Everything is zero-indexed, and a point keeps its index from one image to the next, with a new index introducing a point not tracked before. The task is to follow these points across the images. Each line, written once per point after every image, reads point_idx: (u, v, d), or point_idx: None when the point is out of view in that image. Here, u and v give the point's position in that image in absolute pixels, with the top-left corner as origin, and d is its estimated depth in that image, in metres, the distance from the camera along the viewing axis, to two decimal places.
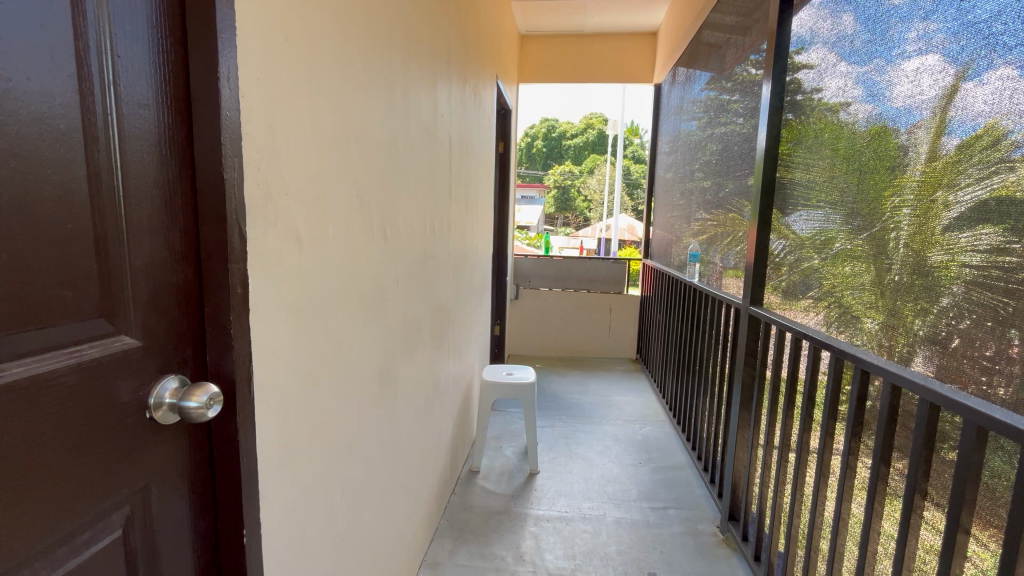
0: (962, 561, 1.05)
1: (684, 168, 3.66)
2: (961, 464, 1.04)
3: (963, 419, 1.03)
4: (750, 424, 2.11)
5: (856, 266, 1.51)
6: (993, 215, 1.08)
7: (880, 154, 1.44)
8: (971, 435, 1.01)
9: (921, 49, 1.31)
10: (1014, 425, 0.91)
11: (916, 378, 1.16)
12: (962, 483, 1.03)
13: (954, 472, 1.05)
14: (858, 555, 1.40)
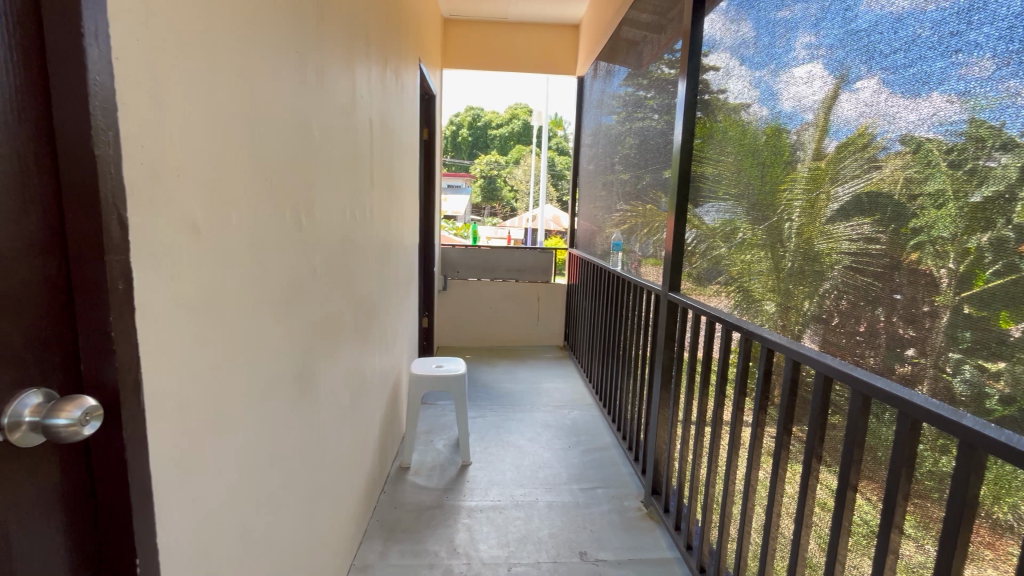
0: (849, 514, 1.19)
1: (605, 160, 3.79)
2: (849, 429, 1.17)
3: (851, 389, 1.16)
4: (669, 404, 2.25)
5: (757, 254, 1.65)
6: (865, 207, 1.22)
7: (775, 152, 1.57)
8: (857, 402, 1.14)
9: (809, 57, 1.44)
10: (890, 391, 1.03)
11: (811, 353, 1.29)
12: (851, 447, 1.16)
13: (844, 437, 1.18)
14: (764, 516, 1.54)
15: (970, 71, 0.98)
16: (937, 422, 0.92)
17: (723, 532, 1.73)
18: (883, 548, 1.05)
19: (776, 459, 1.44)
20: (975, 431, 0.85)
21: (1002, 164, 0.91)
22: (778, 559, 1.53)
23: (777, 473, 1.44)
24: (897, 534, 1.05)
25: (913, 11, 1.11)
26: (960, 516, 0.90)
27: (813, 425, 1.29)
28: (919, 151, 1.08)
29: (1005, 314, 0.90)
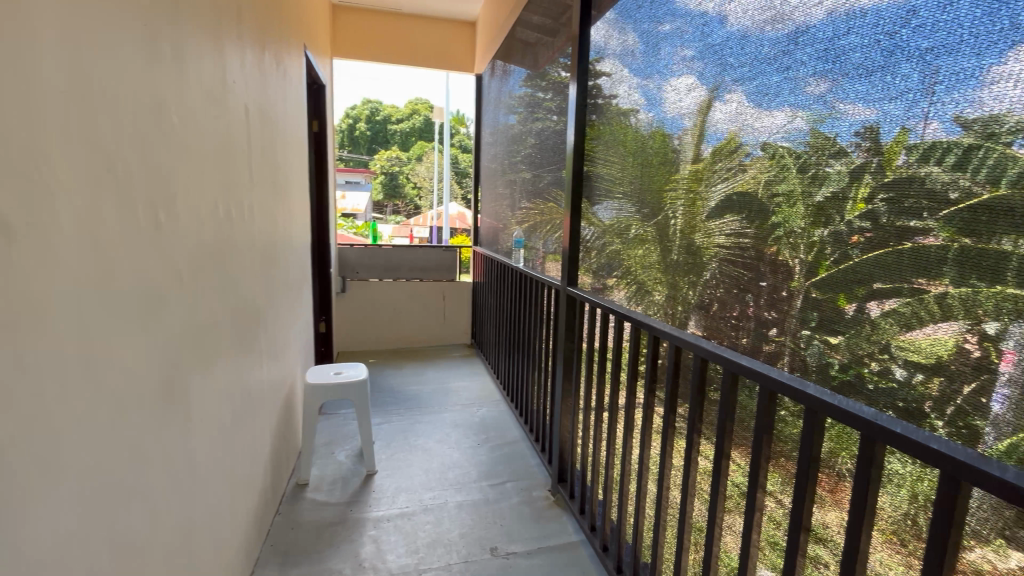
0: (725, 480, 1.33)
1: (506, 158, 3.85)
2: (723, 404, 1.31)
3: (723, 368, 1.28)
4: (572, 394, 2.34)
5: (647, 249, 1.77)
6: (735, 206, 1.36)
7: (661, 154, 1.70)
8: (728, 380, 1.28)
9: (686, 70, 1.58)
10: (754, 368, 1.16)
11: (691, 338, 1.41)
12: (722, 420, 1.29)
13: (720, 412, 1.31)
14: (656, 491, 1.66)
15: (812, 90, 1.13)
16: (791, 392, 1.05)
17: (622, 510, 1.85)
18: (751, 506, 1.19)
19: (665, 436, 1.57)
20: (819, 398, 0.98)
21: (836, 169, 1.06)
22: (670, 528, 1.67)
23: (665, 449, 1.57)
24: (761, 492, 1.20)
25: (767, 34, 1.25)
26: (808, 471, 1.03)
27: (694, 403, 1.42)
28: (775, 157, 1.23)
29: (841, 295, 1.05)
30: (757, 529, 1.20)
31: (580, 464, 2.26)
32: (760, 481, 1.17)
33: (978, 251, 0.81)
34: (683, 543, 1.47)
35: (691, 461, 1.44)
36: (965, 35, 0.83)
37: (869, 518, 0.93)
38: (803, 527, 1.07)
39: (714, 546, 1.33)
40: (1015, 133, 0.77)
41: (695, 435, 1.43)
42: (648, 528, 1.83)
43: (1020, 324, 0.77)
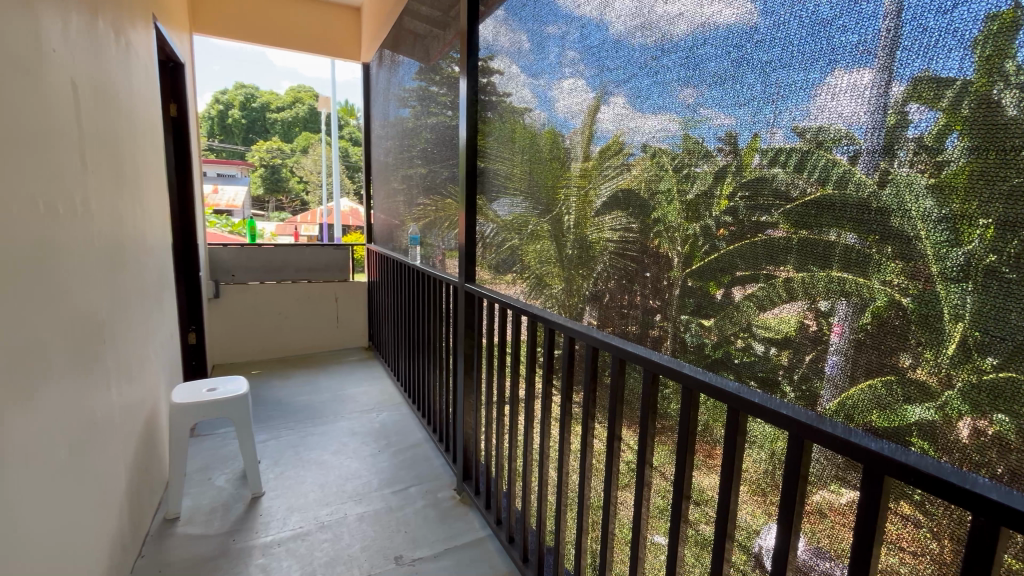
0: (618, 460, 1.41)
1: (400, 153, 3.72)
2: (614, 388, 1.38)
3: (612, 355, 1.36)
4: (474, 390, 2.34)
5: (543, 244, 1.83)
6: (622, 202, 1.45)
7: (553, 153, 1.76)
8: (617, 366, 1.36)
9: (573, 72, 1.64)
10: (639, 352, 1.25)
11: (582, 329, 1.48)
12: (613, 403, 1.37)
13: (612, 396, 1.39)
14: (556, 477, 1.73)
15: (681, 96, 1.23)
16: (671, 373, 1.15)
17: (525, 500, 1.90)
18: (641, 481, 1.28)
19: (563, 423, 1.63)
20: (694, 376, 1.08)
21: (704, 170, 1.17)
22: (570, 511, 1.75)
23: (565, 435, 1.63)
24: (648, 468, 1.29)
25: (641, 42, 1.34)
26: (688, 442, 1.13)
27: (589, 390, 1.49)
28: (654, 158, 1.32)
29: (712, 283, 1.17)
30: (646, 503, 1.29)
31: (484, 460, 2.27)
32: (648, 456, 1.26)
33: (813, 241, 0.95)
34: (583, 524, 1.54)
35: (588, 445, 1.51)
36: (797, 55, 0.96)
37: (737, 479, 1.04)
38: (685, 495, 1.17)
39: (610, 524, 1.41)
40: (836, 141, 0.91)
41: (590, 420, 1.50)
42: (551, 514, 1.89)
43: (844, 301, 0.91)
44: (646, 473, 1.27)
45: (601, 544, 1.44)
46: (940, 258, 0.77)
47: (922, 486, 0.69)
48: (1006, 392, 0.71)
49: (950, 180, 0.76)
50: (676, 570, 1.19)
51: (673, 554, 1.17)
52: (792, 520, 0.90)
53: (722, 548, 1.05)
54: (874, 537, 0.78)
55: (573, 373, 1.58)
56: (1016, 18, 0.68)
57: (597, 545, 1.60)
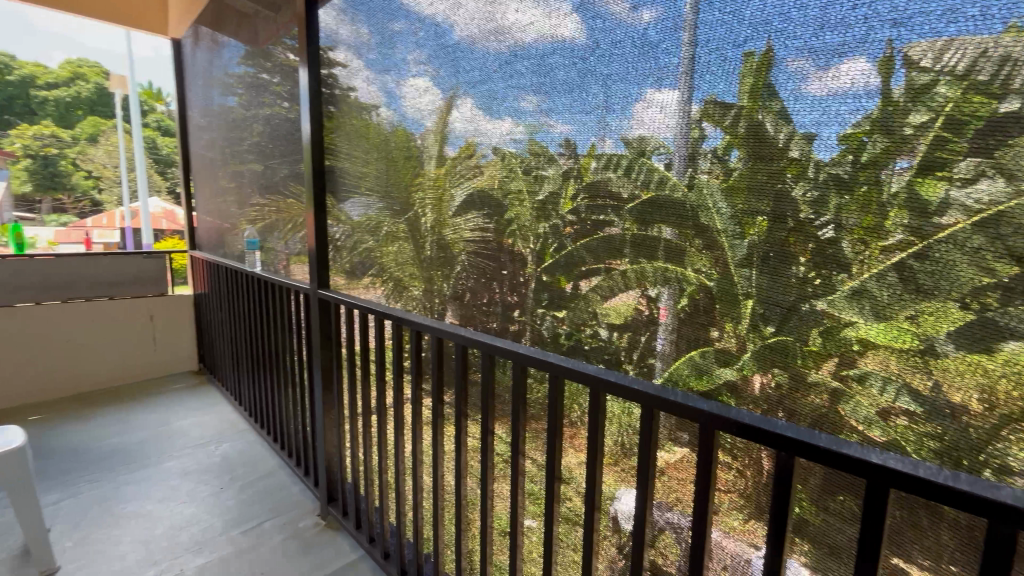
0: (491, 454, 1.44)
1: (226, 146, 3.26)
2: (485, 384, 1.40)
3: (481, 351, 1.38)
4: (334, 405, 2.17)
5: (401, 246, 1.78)
6: (478, 203, 1.48)
7: (406, 152, 1.72)
8: (486, 361, 1.37)
9: (422, 71, 1.63)
10: (506, 345, 1.29)
11: (448, 327, 1.46)
12: (485, 398, 1.38)
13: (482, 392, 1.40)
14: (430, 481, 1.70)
15: (528, 103, 1.31)
16: (536, 363, 1.20)
17: (399, 512, 1.83)
18: (516, 471, 1.32)
19: (435, 425, 1.61)
20: (558, 364, 1.15)
21: (550, 172, 1.26)
22: (448, 514, 1.74)
23: (437, 437, 1.61)
24: (521, 457, 1.34)
25: (491, 48, 1.39)
26: (556, 427, 1.20)
27: (460, 389, 1.49)
28: (504, 161, 1.38)
29: (563, 277, 1.27)
30: (520, 491, 1.34)
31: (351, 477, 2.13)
32: (521, 446, 1.30)
33: (643, 237, 1.09)
34: (461, 524, 1.54)
35: (461, 445, 1.51)
36: (626, 71, 1.09)
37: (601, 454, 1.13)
38: (557, 477, 1.24)
39: (488, 518, 1.44)
40: (655, 151, 1.05)
41: (463, 418, 1.51)
42: (426, 521, 1.86)
43: (666, 287, 1.07)
44: (520, 463, 1.32)
45: (481, 540, 1.46)
46: (733, 247, 0.95)
47: (743, 434, 0.83)
48: (782, 351, 0.90)
49: (737, 185, 0.93)
50: (553, 548, 1.27)
51: (550, 535, 1.24)
52: (648, 485, 1.00)
53: (592, 522, 1.13)
54: (710, 484, 0.92)
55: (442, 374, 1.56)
56: (777, 58, 0.87)
57: (477, 541, 1.62)
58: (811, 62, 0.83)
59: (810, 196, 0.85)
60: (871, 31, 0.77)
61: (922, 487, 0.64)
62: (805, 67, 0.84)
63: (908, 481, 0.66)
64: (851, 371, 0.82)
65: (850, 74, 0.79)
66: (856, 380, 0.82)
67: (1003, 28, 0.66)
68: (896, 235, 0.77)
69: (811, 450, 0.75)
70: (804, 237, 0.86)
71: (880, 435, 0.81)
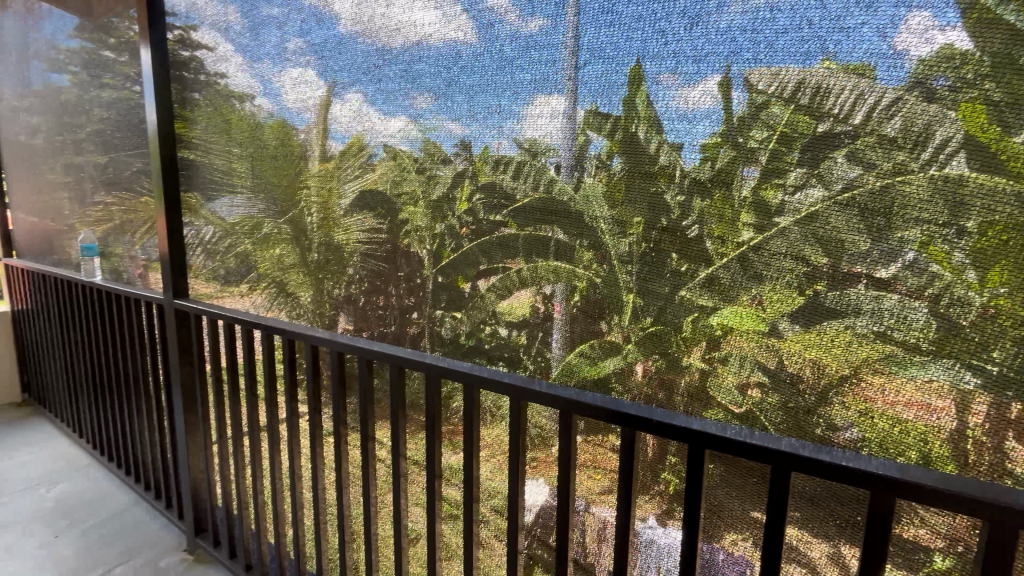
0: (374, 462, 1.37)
1: (56, 134, 2.75)
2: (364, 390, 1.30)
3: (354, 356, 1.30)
4: (201, 429, 1.92)
5: (283, 248, 1.64)
6: (368, 203, 1.41)
7: (283, 148, 1.58)
8: (363, 366, 1.29)
9: (299, 62, 1.50)
10: (376, 348, 1.23)
11: (315, 332, 1.36)
12: (365, 403, 1.30)
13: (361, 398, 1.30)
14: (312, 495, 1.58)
15: (416, 103, 1.26)
16: (415, 365, 1.15)
17: (276, 533, 1.68)
18: (398, 474, 1.26)
19: (313, 439, 1.48)
20: (433, 364, 1.12)
21: (444, 173, 1.24)
22: (331, 528, 1.64)
23: (318, 451, 1.49)
24: (404, 460, 1.30)
25: (374, 43, 1.32)
26: (434, 426, 1.18)
27: (336, 399, 1.37)
28: (395, 159, 1.33)
29: (461, 277, 1.26)
30: (404, 494, 1.29)
31: (223, 504, 1.90)
32: (402, 449, 1.26)
33: (535, 237, 1.12)
34: (346, 537, 1.45)
35: (342, 454, 1.41)
36: (509, 78, 1.11)
37: (477, 450, 1.13)
38: (436, 474, 1.22)
39: (372, 526, 1.37)
40: (545, 153, 1.08)
41: (342, 428, 1.39)
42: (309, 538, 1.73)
43: (559, 285, 1.10)
44: (402, 465, 1.27)
45: (365, 549, 1.39)
46: (615, 246, 1.01)
47: (595, 417, 0.89)
48: (658, 339, 0.98)
49: (617, 188, 0.99)
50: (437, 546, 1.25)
51: (433, 532, 1.21)
52: (518, 473, 1.04)
53: (471, 515, 1.13)
54: (570, 467, 0.97)
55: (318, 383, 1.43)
56: (651, 73, 0.93)
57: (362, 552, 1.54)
58: (677, 78, 0.90)
59: (679, 199, 0.93)
60: (728, 55, 0.85)
61: (730, 445, 0.77)
62: (672, 82, 0.91)
63: (718, 441, 0.77)
64: (716, 352, 0.92)
65: (709, 92, 0.87)
66: (721, 361, 0.92)
67: (819, 60, 0.78)
68: (746, 232, 0.87)
69: (647, 424, 0.84)
70: (675, 236, 0.94)
71: (739, 409, 0.91)
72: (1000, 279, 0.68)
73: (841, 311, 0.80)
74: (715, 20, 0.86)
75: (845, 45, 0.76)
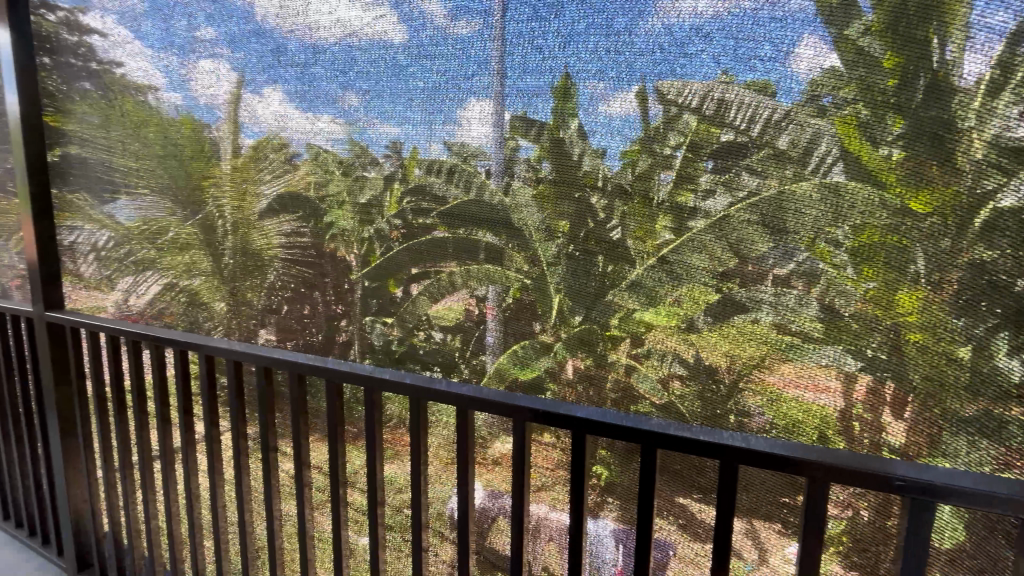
0: (276, 472, 1.28)
1: None
2: (262, 400, 1.21)
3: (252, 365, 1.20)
4: (82, 455, 1.70)
5: (193, 255, 1.51)
6: (289, 206, 1.34)
7: (191, 145, 1.46)
8: (262, 374, 1.20)
9: (209, 52, 1.38)
10: (271, 354, 1.15)
11: (203, 341, 1.25)
12: (263, 414, 1.21)
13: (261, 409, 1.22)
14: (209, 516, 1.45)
15: (343, 101, 1.21)
16: (314, 371, 1.09)
17: (171, 560, 1.54)
18: (301, 483, 1.20)
19: (210, 456, 1.35)
20: (333, 369, 1.06)
21: (373, 175, 1.20)
22: (233, 548, 1.52)
23: (215, 469, 1.37)
24: (309, 468, 1.23)
25: (296, 38, 1.25)
26: (336, 433, 1.13)
27: (236, 412, 1.27)
28: (319, 159, 1.27)
29: (392, 280, 1.23)
30: (309, 504, 1.23)
31: (110, 536, 1.70)
32: (306, 454, 1.20)
33: (466, 240, 1.12)
34: (249, 554, 1.36)
35: (242, 468, 1.31)
36: (439, 79, 1.09)
37: (380, 451, 1.10)
38: (342, 480, 1.17)
39: (277, 539, 1.30)
40: (475, 157, 1.08)
41: (241, 441, 1.29)
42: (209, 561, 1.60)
43: (492, 288, 1.11)
44: (306, 475, 1.20)
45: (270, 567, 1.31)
46: (544, 248, 1.03)
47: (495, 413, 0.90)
48: (588, 338, 1.01)
49: (546, 191, 1.01)
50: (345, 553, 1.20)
51: (338, 539, 1.17)
52: (422, 471, 1.04)
53: (376, 518, 1.11)
54: (469, 462, 0.98)
55: (214, 396, 1.31)
56: (580, 81, 0.95)
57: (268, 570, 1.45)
58: (604, 86, 0.93)
59: (603, 203, 0.96)
60: (650, 66, 0.89)
61: (618, 431, 0.80)
62: (599, 90, 0.94)
63: (608, 428, 0.80)
64: (640, 348, 0.96)
65: (634, 100, 0.91)
66: (644, 357, 0.96)
67: (719, 75, 0.85)
68: (664, 234, 0.92)
69: (543, 416, 0.85)
70: (600, 238, 0.98)
71: (661, 400, 0.96)
72: (873, 275, 0.77)
73: (748, 307, 0.87)
74: (638, 33, 0.90)
75: (750, 62, 0.83)
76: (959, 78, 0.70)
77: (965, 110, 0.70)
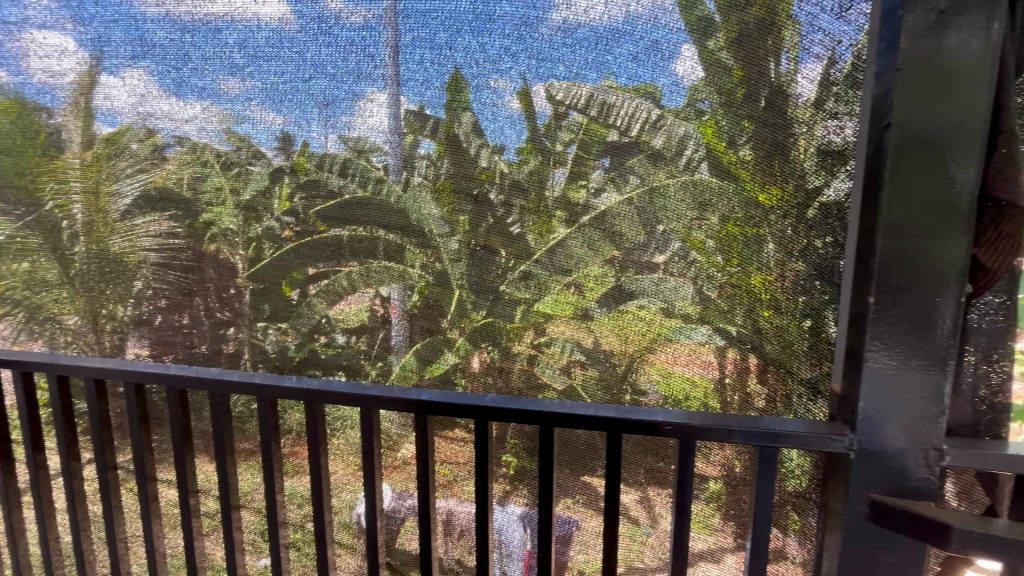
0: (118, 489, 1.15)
1: None
2: (93, 416, 1.08)
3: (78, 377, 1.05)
4: None
5: (33, 261, 1.29)
6: (158, 203, 1.19)
7: (23, 132, 1.22)
8: (92, 385, 1.06)
9: (44, 23, 1.16)
10: (93, 364, 1.02)
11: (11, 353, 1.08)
12: (96, 430, 1.08)
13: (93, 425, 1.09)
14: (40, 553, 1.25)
15: (222, 87, 1.08)
16: (152, 378, 0.99)
17: None
18: (144, 498, 1.10)
19: (35, 484, 1.17)
20: (175, 374, 0.98)
21: (259, 169, 1.11)
22: None
23: (41, 500, 1.19)
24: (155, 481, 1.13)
25: (157, 10, 1.08)
26: (182, 441, 1.05)
27: (61, 433, 1.11)
28: (195, 153, 1.14)
29: (285, 283, 1.15)
30: (156, 518, 1.14)
31: None
32: (149, 469, 1.10)
33: (360, 237, 1.08)
34: None
35: (77, 492, 1.16)
36: (331, 68, 1.01)
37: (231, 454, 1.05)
38: (192, 490, 1.09)
39: (120, 565, 1.17)
40: (372, 151, 1.04)
41: (73, 462, 1.14)
42: None
43: (396, 288, 1.08)
44: (150, 489, 1.11)
45: None
46: (444, 244, 1.03)
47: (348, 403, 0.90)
48: (491, 331, 1.03)
49: (445, 187, 1.01)
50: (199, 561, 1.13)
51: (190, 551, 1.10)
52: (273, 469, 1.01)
53: (229, 522, 1.06)
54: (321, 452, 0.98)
55: (36, 416, 1.14)
56: (482, 77, 0.95)
57: None
58: (505, 83, 0.94)
59: (501, 198, 0.98)
60: (550, 64, 0.92)
61: (466, 409, 0.85)
62: (501, 87, 0.94)
63: (459, 408, 0.85)
64: (542, 338, 1.00)
65: (535, 99, 0.93)
66: (546, 346, 1.00)
67: (603, 80, 0.90)
68: (559, 228, 0.97)
69: (397, 401, 0.88)
70: (500, 233, 1.00)
71: (562, 386, 1.01)
72: (736, 261, 0.88)
73: (638, 294, 0.94)
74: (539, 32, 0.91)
75: (642, 69, 0.88)
76: (810, 90, 0.80)
77: (803, 116, 0.81)
